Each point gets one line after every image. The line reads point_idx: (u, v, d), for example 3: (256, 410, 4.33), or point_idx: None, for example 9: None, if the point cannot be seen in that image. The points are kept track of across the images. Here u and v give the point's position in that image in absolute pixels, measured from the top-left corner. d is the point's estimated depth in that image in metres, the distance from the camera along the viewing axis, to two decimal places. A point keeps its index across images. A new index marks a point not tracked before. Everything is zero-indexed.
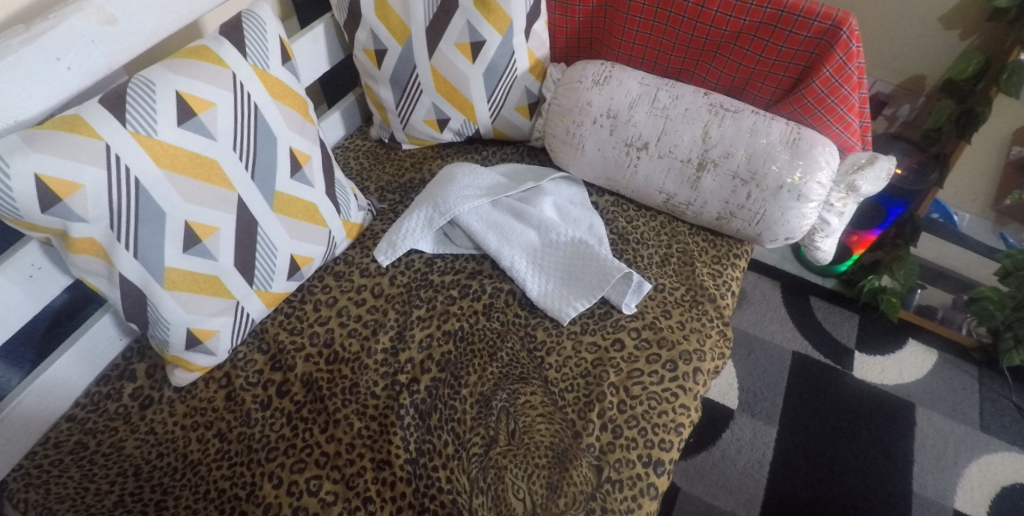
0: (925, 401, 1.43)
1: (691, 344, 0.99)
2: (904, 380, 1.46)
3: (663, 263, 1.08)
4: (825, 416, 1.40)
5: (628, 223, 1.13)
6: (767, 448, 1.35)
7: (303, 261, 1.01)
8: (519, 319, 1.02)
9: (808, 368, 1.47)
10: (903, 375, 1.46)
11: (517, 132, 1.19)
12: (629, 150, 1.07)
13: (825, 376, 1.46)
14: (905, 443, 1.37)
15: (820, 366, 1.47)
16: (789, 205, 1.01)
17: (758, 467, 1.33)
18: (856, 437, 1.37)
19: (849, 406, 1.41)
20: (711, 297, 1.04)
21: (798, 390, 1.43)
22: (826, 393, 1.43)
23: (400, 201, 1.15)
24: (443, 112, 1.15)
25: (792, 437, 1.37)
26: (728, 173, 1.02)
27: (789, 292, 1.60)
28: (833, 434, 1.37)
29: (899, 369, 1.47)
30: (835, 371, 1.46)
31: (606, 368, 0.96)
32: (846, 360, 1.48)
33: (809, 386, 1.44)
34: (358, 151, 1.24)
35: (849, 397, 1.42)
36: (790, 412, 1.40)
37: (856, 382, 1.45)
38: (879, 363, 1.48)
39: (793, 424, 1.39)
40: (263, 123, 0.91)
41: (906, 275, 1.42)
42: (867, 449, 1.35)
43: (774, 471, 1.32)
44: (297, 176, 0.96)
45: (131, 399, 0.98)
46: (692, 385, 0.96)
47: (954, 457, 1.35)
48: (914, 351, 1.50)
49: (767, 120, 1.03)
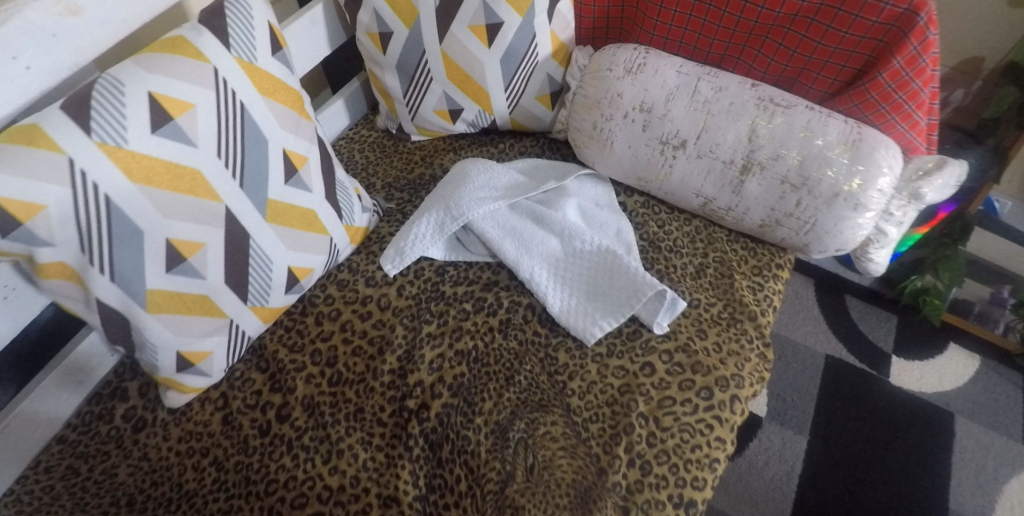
0: (966, 412, 1.33)
1: (728, 369, 0.90)
2: (944, 387, 1.36)
3: (698, 275, 0.98)
4: (859, 425, 1.31)
5: (660, 227, 1.02)
6: (796, 460, 1.28)
7: (302, 273, 0.91)
8: (539, 339, 0.93)
9: (842, 374, 1.38)
10: (942, 382, 1.37)
11: (537, 123, 1.07)
12: (663, 149, 0.96)
13: (860, 382, 1.36)
14: (943, 456, 1.28)
15: (854, 372, 1.38)
16: (845, 215, 0.90)
17: (786, 480, 1.26)
18: (891, 449, 1.29)
19: (884, 416, 1.32)
20: (751, 315, 0.94)
21: (831, 397, 1.35)
22: (861, 401, 1.34)
23: (409, 201, 1.05)
24: (456, 102, 1.03)
25: (824, 449, 1.29)
26: (776, 178, 0.91)
27: (824, 290, 1.50)
28: (867, 446, 1.29)
29: (938, 376, 1.38)
30: (870, 377, 1.37)
31: (634, 396, 0.87)
32: (882, 365, 1.39)
33: (843, 392, 1.35)
34: (363, 143, 1.13)
35: (885, 406, 1.34)
36: (822, 421, 1.32)
37: (893, 389, 1.36)
38: (917, 369, 1.38)
39: (825, 433, 1.30)
40: (251, 125, 0.80)
41: (953, 275, 1.31)
42: (901, 461, 1.27)
43: (804, 484, 1.25)
44: (292, 182, 0.86)
45: (123, 421, 0.91)
46: (729, 415, 0.88)
47: (993, 472, 1.26)
48: (956, 356, 1.40)
49: (822, 118, 0.91)
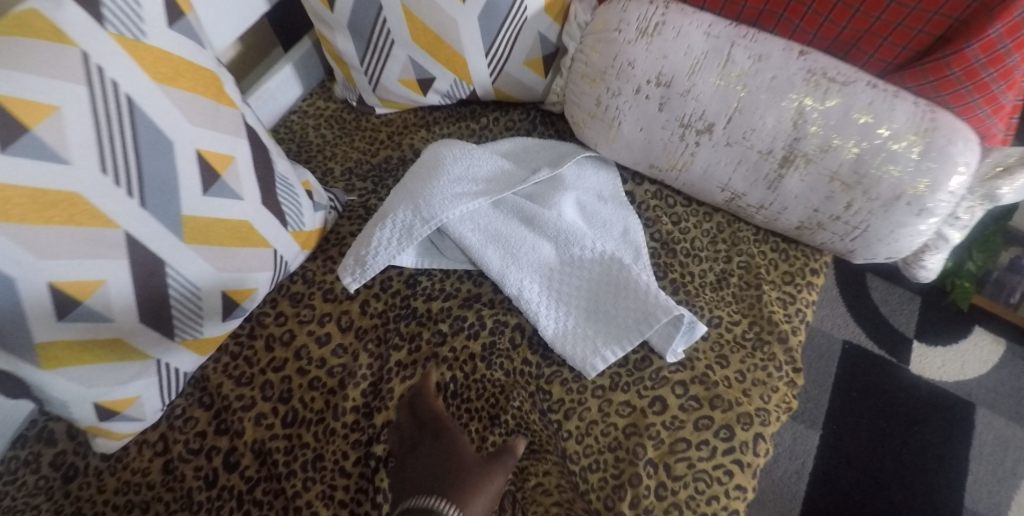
0: (988, 403, 1.20)
1: (751, 403, 0.76)
2: (967, 376, 1.22)
3: (719, 285, 0.82)
4: (876, 418, 1.19)
5: (674, 224, 0.85)
6: (807, 456, 1.16)
7: (241, 296, 0.75)
8: (528, 369, 0.77)
9: (860, 361, 1.24)
10: (965, 370, 1.23)
11: (528, 93, 0.88)
12: (683, 133, 0.78)
13: (878, 370, 1.23)
14: (961, 451, 1.16)
15: (872, 358, 1.25)
16: (904, 221, 0.73)
17: (795, 478, 1.14)
18: (908, 444, 1.16)
19: (902, 408, 1.19)
20: (781, 336, 0.79)
21: (847, 388, 1.22)
22: (880, 391, 1.21)
23: (374, 193, 0.87)
24: (425, 70, 0.84)
25: (838, 445, 1.16)
26: (823, 173, 0.74)
27: (844, 269, 1.34)
28: (884, 440, 1.16)
29: (961, 363, 1.24)
30: (890, 365, 1.24)
31: (641, 441, 0.73)
32: (901, 350, 1.25)
33: (860, 382, 1.22)
34: (318, 118, 0.94)
35: (904, 397, 1.20)
36: (836, 414, 1.19)
37: (913, 378, 1.22)
38: (939, 356, 1.24)
39: (839, 427, 1.18)
40: (146, 124, 0.62)
41: (987, 256, 1.14)
42: (918, 457, 1.15)
43: (815, 484, 1.13)
44: (213, 191, 0.68)
45: (52, 469, 0.76)
46: (750, 459, 0.74)
47: (1013, 466, 1.14)
48: (981, 340, 1.25)
49: (887, 99, 0.72)
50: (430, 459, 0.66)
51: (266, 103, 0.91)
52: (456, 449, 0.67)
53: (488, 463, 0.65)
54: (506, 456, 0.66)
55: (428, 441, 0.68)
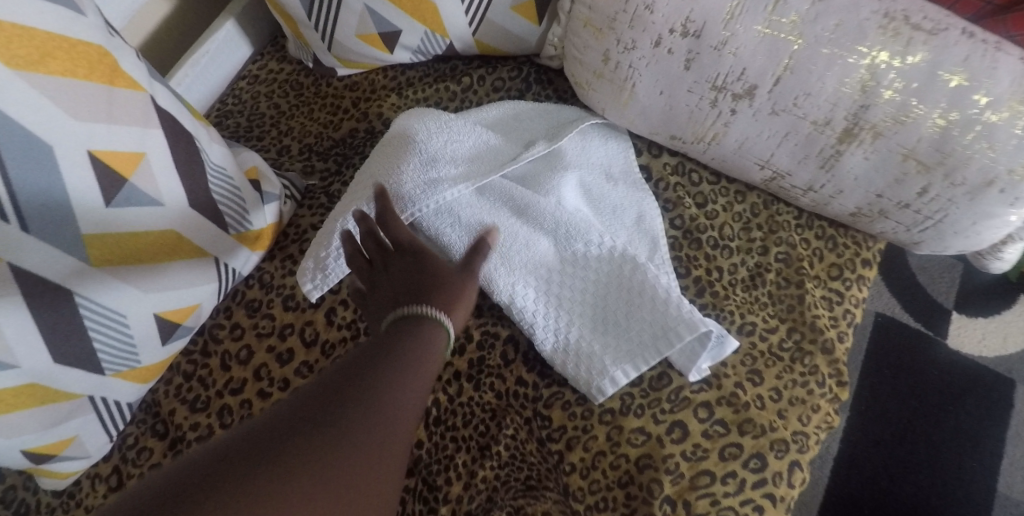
0: None
1: (787, 427, 0.62)
2: (1009, 350, 1.05)
3: (751, 284, 0.68)
4: (907, 399, 1.02)
5: (699, 207, 0.70)
6: (830, 439, 1.01)
7: (180, 315, 0.63)
8: (523, 390, 0.65)
9: (894, 337, 1.06)
10: (1008, 343, 1.05)
11: (520, 46, 0.71)
12: (715, 98, 0.61)
13: (911, 345, 1.06)
14: (996, 432, 0.99)
15: (907, 333, 1.07)
16: (994, 213, 0.58)
17: (819, 462, 0.99)
18: (939, 426, 1.00)
19: (935, 387, 1.03)
20: (826, 347, 0.65)
21: (877, 365, 1.05)
22: (910, 367, 1.04)
23: (337, 175, 0.73)
24: (388, 21, 0.68)
25: (865, 428, 1.01)
26: (896, 150, 0.58)
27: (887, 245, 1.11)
28: (916, 422, 1.00)
29: (1003, 335, 1.06)
30: (925, 339, 1.06)
31: (657, 476, 0.60)
32: (939, 322, 1.07)
33: (893, 358, 1.05)
34: (271, 83, 0.82)
35: (942, 376, 1.03)
36: (864, 392, 1.03)
37: (952, 355, 1.05)
38: (981, 327, 1.06)
39: (866, 408, 1.02)
40: (9, 127, 0.48)
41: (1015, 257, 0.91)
42: (950, 441, 0.99)
43: (839, 469, 0.98)
44: (119, 200, 0.55)
45: (2, 506, 0.68)
46: (785, 492, 0.61)
47: None
48: None
49: (987, 54, 0.54)
50: (407, 271, 0.55)
51: (206, 71, 0.80)
52: (432, 261, 0.55)
53: (469, 263, 0.57)
54: (483, 253, 0.58)
55: (404, 257, 0.56)
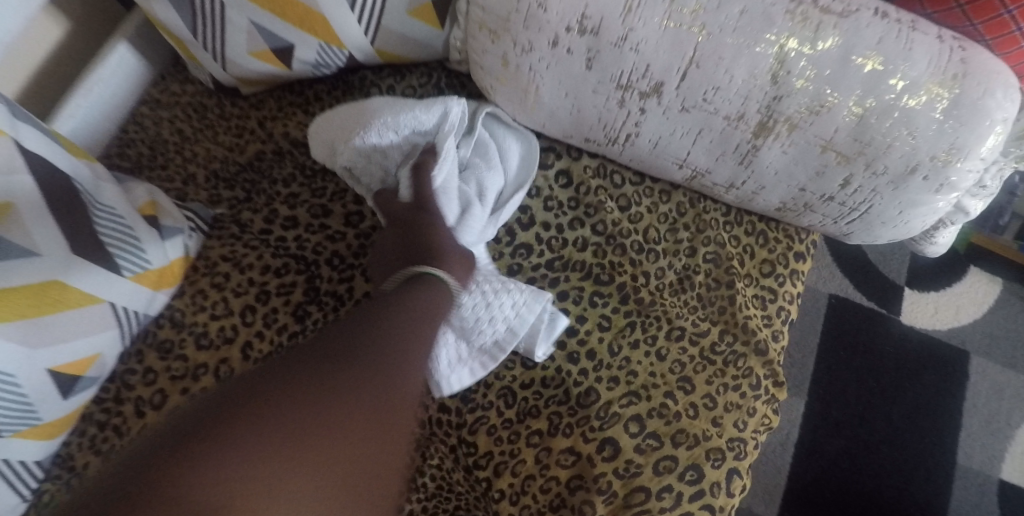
0: (985, 349, 1.02)
1: (722, 434, 0.59)
2: (961, 321, 1.04)
3: (680, 287, 0.65)
4: (864, 379, 0.99)
5: (622, 210, 0.67)
6: (791, 427, 0.96)
7: (80, 366, 0.59)
8: (448, 417, 0.61)
9: (848, 318, 1.03)
10: (960, 314, 1.04)
11: (425, 51, 0.68)
12: (623, 98, 0.58)
13: (867, 324, 1.03)
14: (954, 404, 0.98)
15: (862, 313, 1.04)
16: (917, 198, 0.56)
17: (780, 451, 0.95)
18: (899, 404, 0.98)
19: (891, 364, 1.00)
20: (759, 348, 0.63)
21: (833, 347, 1.01)
22: (868, 346, 1.01)
23: (246, 202, 0.70)
24: (277, 37, 0.65)
25: (826, 412, 0.97)
26: (815, 142, 0.54)
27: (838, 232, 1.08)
28: (876, 402, 0.98)
29: (955, 307, 1.05)
30: (880, 317, 1.04)
31: (589, 497, 0.57)
32: (893, 299, 1.05)
33: (849, 339, 1.02)
34: (172, 107, 0.79)
35: (895, 353, 1.01)
36: (824, 376, 0.99)
37: (903, 329, 1.03)
38: (933, 302, 1.05)
39: (827, 392, 0.98)
40: None
41: None
42: (910, 417, 0.97)
43: (801, 454, 0.95)
44: None
45: None
46: (724, 502, 0.58)
47: (1008, 418, 0.98)
48: (977, 281, 1.06)
49: (900, 35, 0.51)
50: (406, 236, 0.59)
51: (100, 101, 0.77)
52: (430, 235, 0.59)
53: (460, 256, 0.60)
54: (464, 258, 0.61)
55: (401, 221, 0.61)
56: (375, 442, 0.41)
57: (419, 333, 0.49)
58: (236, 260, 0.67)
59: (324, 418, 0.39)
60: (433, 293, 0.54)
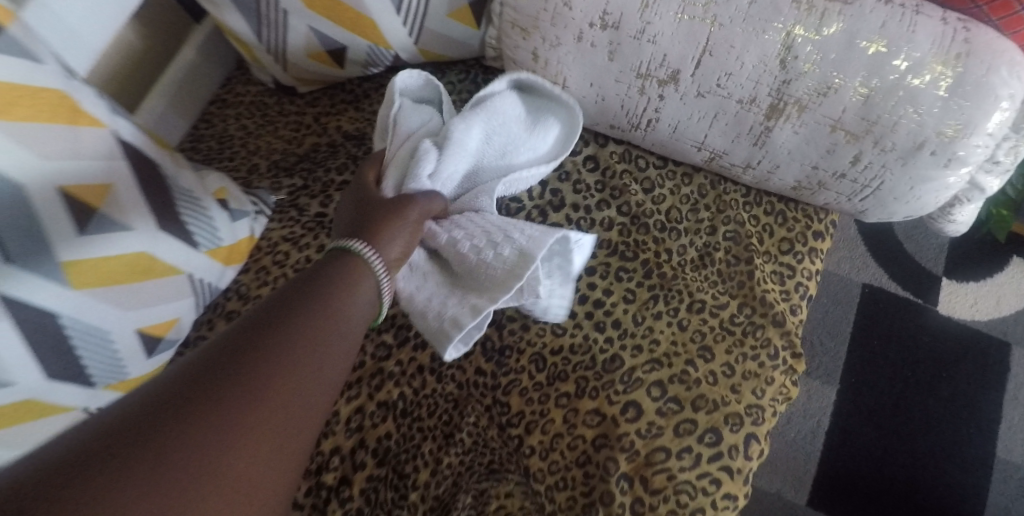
0: None
1: (740, 401, 0.63)
2: (1002, 312, 1.03)
3: (702, 263, 0.69)
4: (900, 368, 1.00)
5: (646, 192, 0.72)
6: (823, 414, 0.97)
7: (161, 329, 0.67)
8: (483, 379, 0.67)
9: (883, 308, 1.04)
10: (1000, 305, 1.04)
11: (462, 50, 0.74)
12: (643, 86, 0.63)
13: (902, 314, 1.03)
14: (994, 395, 0.98)
15: (897, 302, 1.04)
16: (928, 175, 0.58)
17: (811, 438, 0.95)
18: (936, 393, 0.98)
19: (928, 353, 1.01)
20: (777, 319, 0.66)
21: (866, 336, 1.02)
22: (905, 335, 1.02)
23: (303, 189, 0.78)
24: (332, 39, 0.72)
25: (860, 400, 0.98)
26: (824, 122, 0.58)
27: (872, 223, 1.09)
28: (912, 391, 0.98)
29: (996, 298, 1.05)
30: (916, 307, 1.04)
31: (613, 454, 0.61)
32: (930, 289, 1.05)
33: (884, 328, 1.02)
34: (238, 106, 0.88)
35: (932, 343, 1.01)
36: (857, 365, 1.00)
37: (940, 319, 1.03)
38: (973, 292, 1.05)
39: (860, 380, 0.99)
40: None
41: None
42: (948, 406, 0.97)
43: (834, 442, 0.95)
44: (93, 228, 0.60)
45: None
46: (742, 464, 0.61)
47: None
48: (1019, 272, 1.06)
49: (904, 19, 0.54)
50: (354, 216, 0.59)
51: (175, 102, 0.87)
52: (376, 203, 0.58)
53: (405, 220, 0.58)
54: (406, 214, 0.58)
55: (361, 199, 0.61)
56: (276, 444, 0.43)
57: (328, 328, 0.49)
58: (295, 239, 0.75)
59: (223, 428, 0.41)
60: (360, 277, 0.53)
